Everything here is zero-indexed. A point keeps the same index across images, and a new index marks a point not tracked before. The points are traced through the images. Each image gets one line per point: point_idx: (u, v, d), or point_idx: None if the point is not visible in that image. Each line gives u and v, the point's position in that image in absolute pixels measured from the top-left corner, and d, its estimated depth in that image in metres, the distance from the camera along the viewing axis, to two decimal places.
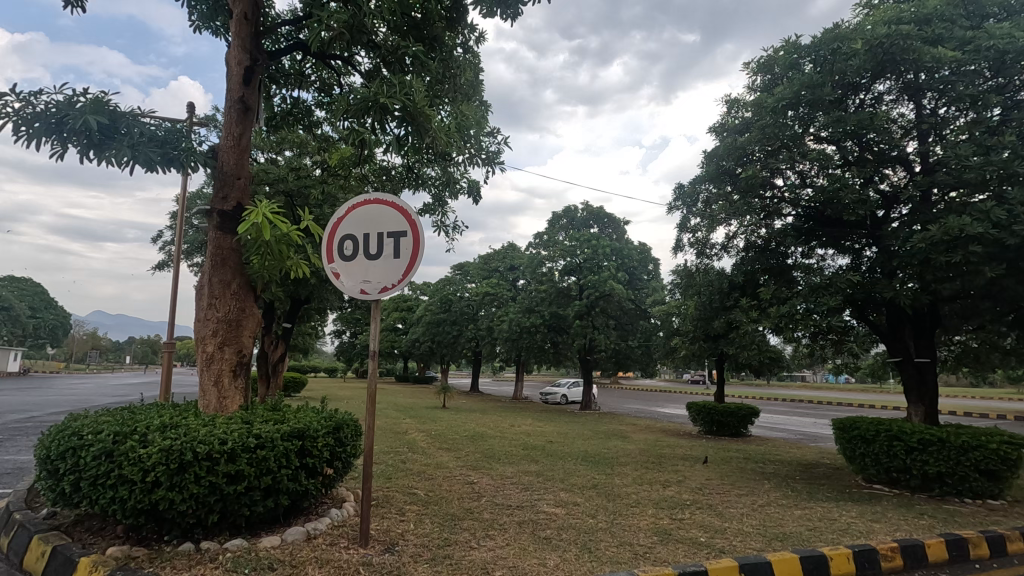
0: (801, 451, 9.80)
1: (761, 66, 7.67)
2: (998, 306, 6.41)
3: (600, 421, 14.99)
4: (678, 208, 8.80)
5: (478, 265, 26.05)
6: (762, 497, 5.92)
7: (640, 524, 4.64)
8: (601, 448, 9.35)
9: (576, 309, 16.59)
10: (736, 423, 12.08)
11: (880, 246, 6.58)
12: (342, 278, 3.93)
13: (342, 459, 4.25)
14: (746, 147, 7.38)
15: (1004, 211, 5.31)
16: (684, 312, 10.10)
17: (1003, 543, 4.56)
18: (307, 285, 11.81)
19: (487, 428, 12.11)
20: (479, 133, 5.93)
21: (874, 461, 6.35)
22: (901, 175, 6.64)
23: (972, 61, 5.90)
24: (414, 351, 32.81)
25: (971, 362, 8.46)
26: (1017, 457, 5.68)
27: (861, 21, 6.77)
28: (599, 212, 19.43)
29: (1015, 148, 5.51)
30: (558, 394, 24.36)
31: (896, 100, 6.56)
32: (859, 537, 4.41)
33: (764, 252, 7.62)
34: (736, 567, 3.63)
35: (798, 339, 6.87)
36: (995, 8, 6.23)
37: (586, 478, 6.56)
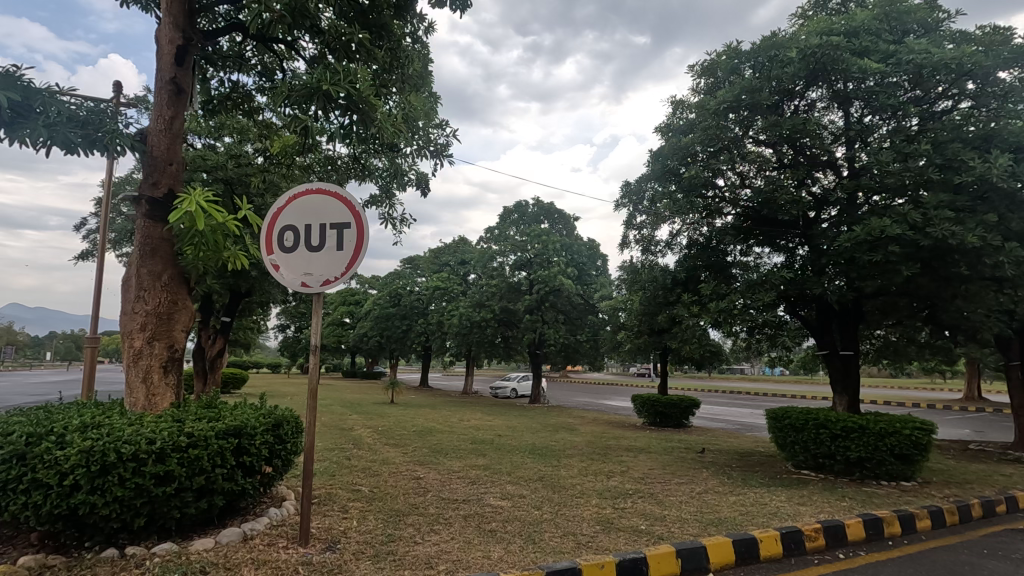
0: (738, 440, 10.27)
1: (704, 70, 7.93)
2: (914, 302, 6.92)
3: (548, 414, 15.18)
4: (625, 205, 9.02)
5: (429, 259, 25.82)
6: (700, 484, 6.17)
7: (584, 514, 4.74)
8: (548, 441, 9.47)
9: (526, 303, 16.72)
10: (678, 414, 12.51)
11: (811, 245, 6.94)
12: (282, 269, 3.78)
13: (282, 456, 4.13)
14: (689, 147, 7.63)
15: (920, 214, 5.71)
16: (630, 307, 10.37)
17: (913, 520, 4.94)
18: (248, 277, 11.36)
19: (436, 423, 12.05)
20: (427, 124, 5.87)
21: (802, 448, 6.74)
22: (830, 178, 7.02)
23: (895, 73, 6.32)
24: (362, 346, 32.16)
25: (890, 354, 9.09)
26: (927, 442, 6.16)
27: (796, 31, 7.12)
28: (550, 208, 19.60)
29: (930, 156, 5.94)
30: (508, 388, 24.52)
31: (827, 107, 6.94)
32: (786, 520, 4.68)
33: (706, 249, 7.92)
34: (672, 553, 3.77)
35: (736, 333, 7.18)
36: (915, 24, 6.68)
37: (533, 470, 6.64)
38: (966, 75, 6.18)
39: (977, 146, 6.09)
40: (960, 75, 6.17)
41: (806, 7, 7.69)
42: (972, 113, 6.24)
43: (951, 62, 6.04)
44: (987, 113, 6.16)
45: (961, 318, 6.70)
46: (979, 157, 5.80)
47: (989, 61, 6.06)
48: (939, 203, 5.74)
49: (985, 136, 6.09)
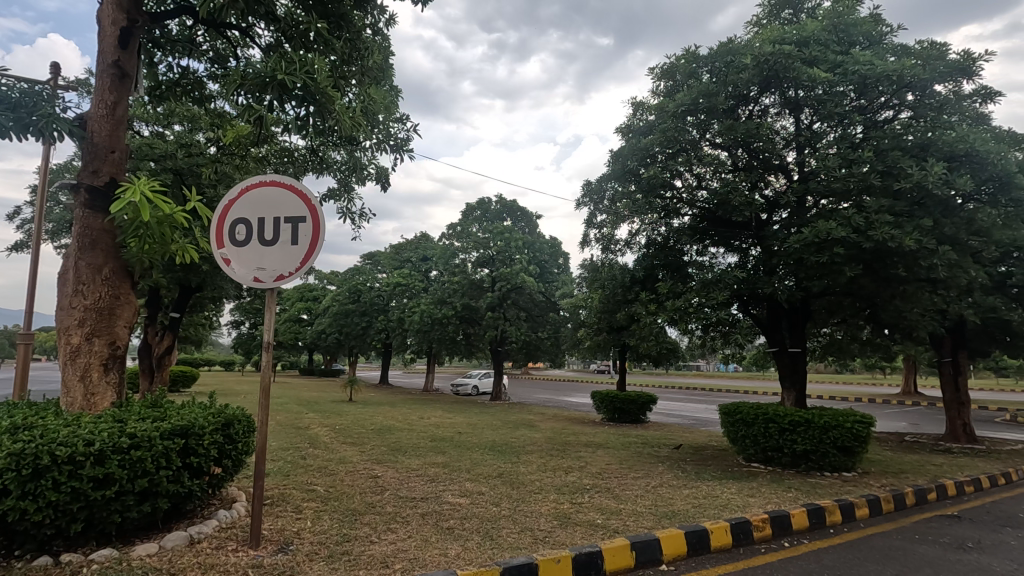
0: (692, 434, 10.56)
1: (664, 73, 8.10)
2: (857, 302, 7.26)
3: (509, 411, 15.24)
4: (586, 203, 9.12)
5: (390, 255, 25.47)
6: (655, 478, 6.32)
7: (542, 510, 4.78)
8: (508, 438, 9.50)
9: (488, 301, 16.71)
10: (636, 410, 12.76)
11: (763, 246, 7.19)
12: (233, 263, 3.64)
13: (232, 456, 4.00)
14: (648, 148, 7.77)
15: (863, 217, 5.99)
16: (590, 305, 10.51)
17: (852, 509, 5.20)
18: (199, 271, 10.94)
19: (395, 421, 11.92)
20: (387, 118, 5.78)
21: (752, 442, 6.99)
22: (781, 181, 7.26)
23: (842, 83, 6.60)
24: (320, 343, 31.48)
25: (834, 352, 9.52)
26: (867, 434, 6.48)
27: (751, 39, 7.34)
28: (512, 205, 19.59)
29: (872, 162, 6.24)
30: (469, 385, 24.48)
31: (779, 113, 7.19)
32: (736, 511, 4.85)
33: (663, 248, 8.09)
34: (627, 545, 3.86)
35: (691, 330, 7.37)
36: (861, 37, 7.00)
37: (492, 467, 6.65)
38: (906, 87, 6.52)
39: (915, 154, 6.43)
40: (900, 87, 6.50)
41: (761, 15, 7.94)
42: (911, 123, 6.58)
43: (893, 74, 6.36)
44: (925, 123, 6.52)
45: (899, 317, 7.07)
46: (917, 165, 6.13)
47: (926, 74, 6.41)
48: (880, 207, 6.04)
49: (922, 145, 6.44)
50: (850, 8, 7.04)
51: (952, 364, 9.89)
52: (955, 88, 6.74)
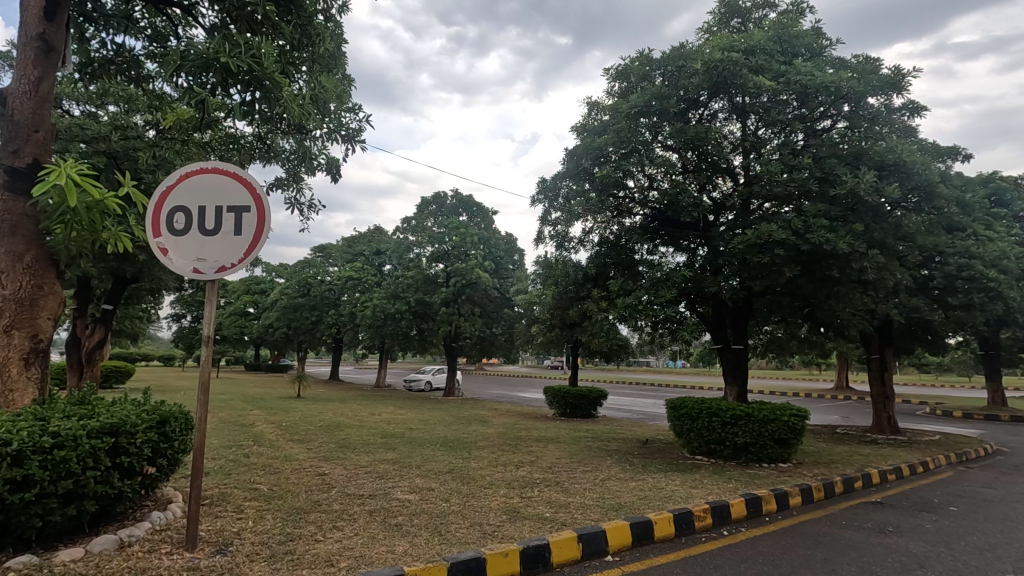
0: (641, 429, 10.84)
1: (619, 74, 8.23)
2: (795, 301, 7.62)
3: (462, 407, 15.20)
4: (541, 201, 9.20)
5: (342, 248, 24.88)
6: (604, 472, 6.46)
7: (491, 504, 4.80)
8: (460, 433, 9.48)
9: (442, 296, 16.58)
10: (587, 405, 12.98)
11: (710, 246, 7.43)
12: (170, 254, 3.45)
13: (168, 455, 3.82)
14: (603, 148, 7.89)
15: (802, 221, 6.29)
16: (544, 301, 10.61)
17: (786, 498, 5.48)
18: (135, 261, 10.36)
19: (345, 417, 11.67)
20: (339, 107, 5.63)
21: (696, 435, 7.25)
22: (728, 184, 7.50)
23: (784, 92, 6.89)
24: (267, 337, 30.43)
25: (774, 349, 9.96)
26: (802, 427, 6.83)
27: (702, 44, 7.55)
28: (468, 200, 19.47)
29: (811, 169, 6.56)
30: (422, 380, 24.27)
31: (727, 118, 7.45)
32: (679, 502, 5.01)
33: (615, 247, 8.24)
34: (574, 538, 3.93)
35: (641, 327, 7.55)
36: (803, 48, 7.33)
37: (443, 463, 6.62)
38: (843, 98, 6.88)
39: (849, 162, 6.81)
40: (838, 98, 6.86)
41: (711, 22, 8.19)
42: (847, 132, 6.95)
43: (831, 85, 6.69)
44: (859, 133, 6.90)
45: (833, 316, 7.47)
46: (851, 172, 6.49)
47: (861, 86, 6.78)
48: (817, 212, 6.35)
49: (856, 154, 6.82)
50: (794, 20, 7.36)
51: (880, 361, 10.53)
52: (886, 101, 7.16)
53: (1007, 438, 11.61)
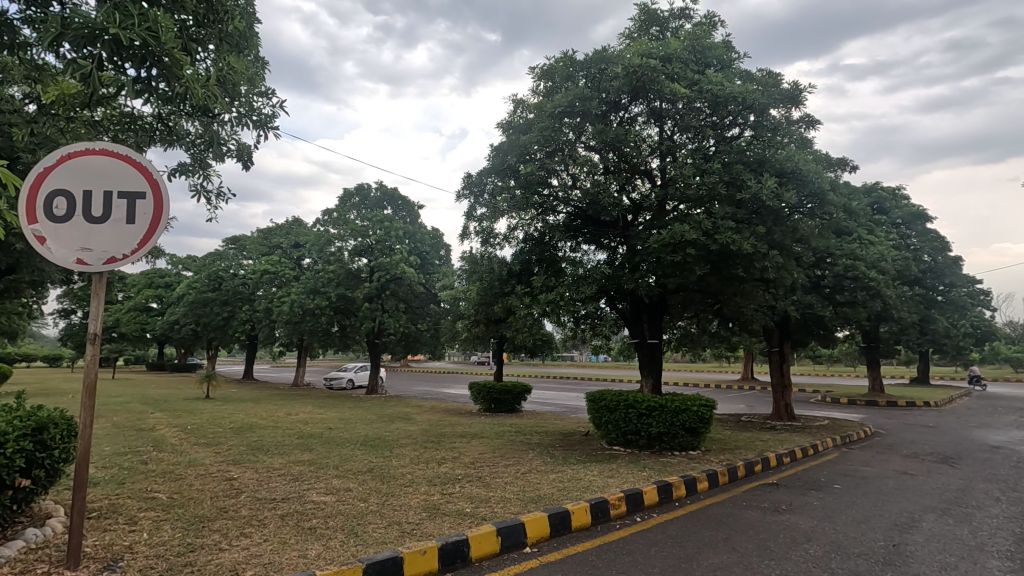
0: (563, 422, 11.10)
1: (543, 73, 8.35)
2: (706, 298, 8.09)
3: (386, 405, 14.90)
4: (466, 196, 9.18)
5: (257, 239, 23.55)
6: (525, 465, 6.57)
7: (411, 502, 4.74)
8: (382, 431, 9.29)
9: (365, 291, 16.10)
10: (511, 400, 13.11)
11: (628, 245, 7.72)
12: (48, 242, 3.08)
13: (47, 465, 3.46)
14: (528, 146, 7.99)
15: (711, 222, 6.67)
16: (469, 297, 10.62)
17: (694, 484, 5.82)
18: (10, 250, 9.24)
19: (258, 418, 11.07)
20: (250, 91, 5.30)
21: (614, 427, 7.53)
22: (646, 185, 7.82)
23: (698, 100, 7.27)
24: (172, 335, 28.27)
25: (687, 343, 10.52)
26: (709, 416, 7.28)
27: (623, 49, 7.79)
28: (394, 193, 18.92)
29: (720, 173, 6.97)
30: (344, 378, 23.52)
31: (646, 122, 7.76)
32: (596, 491, 5.19)
33: (539, 244, 8.38)
34: (493, 532, 3.96)
35: (563, 323, 7.73)
36: (714, 59, 7.78)
37: (362, 463, 6.45)
38: (749, 108, 7.37)
39: (753, 168, 7.32)
40: (744, 108, 7.34)
41: (632, 28, 8.49)
42: (753, 141, 7.46)
43: (738, 96, 7.15)
44: (763, 142, 7.42)
45: (739, 312, 7.99)
46: (755, 178, 6.97)
47: (765, 98, 7.29)
48: (725, 214, 6.77)
49: (760, 161, 7.34)
50: (707, 32, 7.78)
51: (779, 354, 11.40)
52: (786, 113, 7.76)
53: (883, 421, 12.98)
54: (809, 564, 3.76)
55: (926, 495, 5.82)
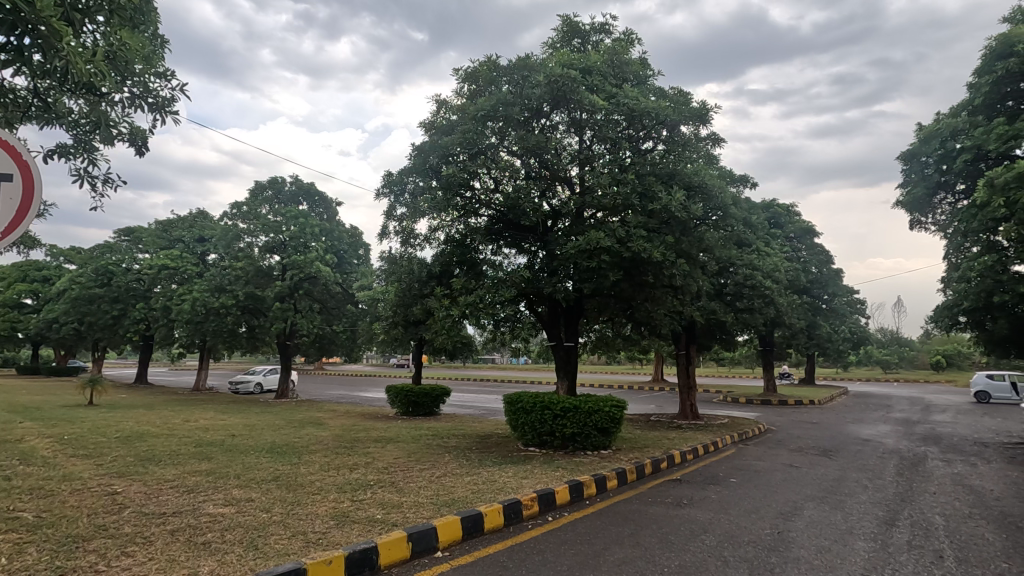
0: (481, 424, 11.10)
1: (468, 76, 8.37)
2: (619, 303, 8.42)
3: (297, 409, 14.21)
4: (386, 195, 8.99)
5: (155, 232, 21.68)
6: (441, 469, 6.50)
7: (318, 511, 4.55)
8: (290, 438, 8.83)
9: (276, 290, 15.26)
10: (429, 402, 12.96)
11: (547, 249, 7.87)
12: None
13: None
14: (450, 147, 7.97)
15: (624, 231, 6.95)
16: (387, 298, 10.40)
17: (604, 482, 6.04)
18: None
19: (150, 426, 10.15)
20: (146, 70, 4.87)
21: (530, 428, 7.64)
22: (565, 192, 8.01)
23: (615, 112, 7.56)
24: (51, 336, 25.34)
25: (602, 346, 10.88)
26: (620, 417, 7.59)
27: (546, 58, 7.95)
28: (310, 188, 17.69)
29: (634, 183, 7.28)
30: (252, 382, 22.13)
31: (567, 131, 7.96)
32: (509, 493, 5.23)
33: (460, 246, 8.37)
34: (404, 538, 3.88)
35: (483, 325, 7.74)
36: (630, 75, 8.16)
37: (267, 471, 6.09)
38: (661, 123, 7.79)
39: (664, 180, 7.74)
40: (658, 122, 7.75)
41: (555, 38, 8.70)
42: (664, 155, 7.87)
43: (652, 111, 7.54)
44: (674, 156, 7.86)
45: (650, 317, 8.37)
46: (665, 191, 7.36)
47: (676, 115, 7.74)
48: (637, 223, 7.08)
49: (670, 174, 7.77)
50: (625, 48, 8.14)
51: (686, 356, 12.11)
52: (695, 130, 8.27)
53: (775, 419, 14.11)
54: (705, 554, 4.01)
55: (807, 485, 6.41)
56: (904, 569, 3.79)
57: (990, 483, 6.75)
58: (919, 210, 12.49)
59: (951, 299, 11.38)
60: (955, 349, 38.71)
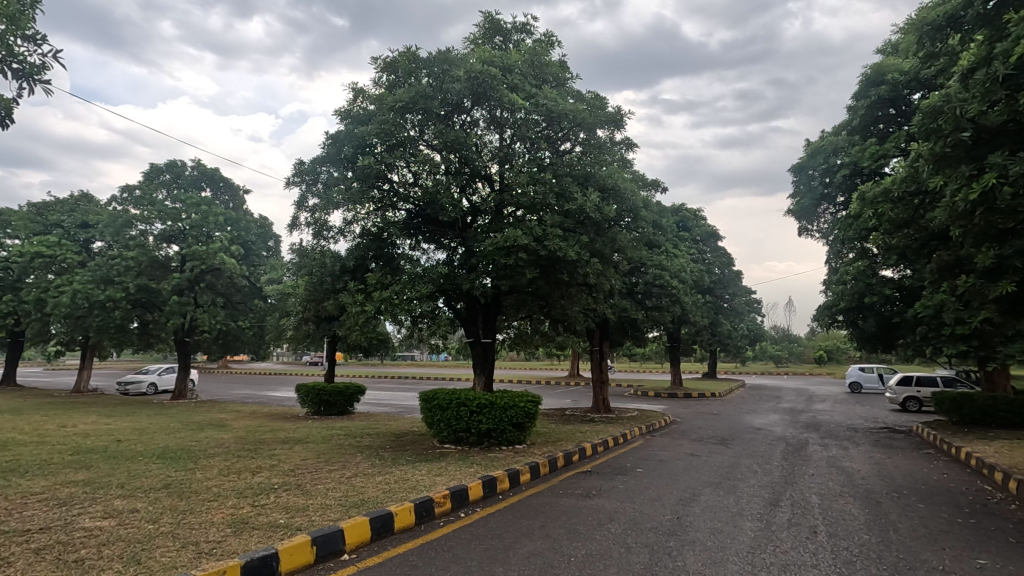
0: (396, 422, 10.88)
1: (387, 66, 8.16)
2: (536, 300, 8.56)
3: (195, 411, 13.20)
4: (297, 184, 8.58)
5: (27, 215, 19.30)
6: (351, 469, 6.30)
7: (213, 518, 4.25)
8: (186, 442, 8.20)
9: (173, 283, 14.06)
10: (342, 402, 12.53)
11: (465, 246, 7.83)
12: None
13: None
14: (366, 138, 7.73)
15: (541, 229, 7.07)
16: (298, 293, 9.92)
17: (518, 476, 6.13)
18: None
19: (17, 433, 9.03)
20: (10, 31, 4.32)
21: (446, 425, 7.59)
22: (485, 189, 8.00)
23: (534, 112, 7.68)
24: None
25: (520, 343, 11.02)
26: (535, 412, 7.74)
27: (467, 53, 7.90)
28: (214, 172, 16.34)
29: (551, 183, 7.42)
30: (144, 383, 20.31)
31: (487, 128, 7.96)
32: (422, 491, 5.17)
33: (377, 240, 8.13)
34: (308, 542, 3.72)
35: (399, 321, 7.58)
36: (549, 76, 8.31)
37: (157, 479, 5.61)
38: (579, 126, 8.01)
39: (580, 181, 7.97)
40: (575, 125, 7.96)
41: (477, 34, 8.68)
42: (581, 156, 8.10)
43: (569, 114, 7.74)
44: (590, 158, 8.11)
45: (565, 314, 8.56)
46: (581, 192, 7.57)
47: (592, 119, 7.99)
48: (553, 222, 7.22)
49: (586, 176, 8.01)
50: (545, 49, 8.28)
51: (600, 352, 12.55)
52: (610, 134, 8.57)
53: (679, 411, 15.00)
54: (609, 542, 4.16)
55: (705, 472, 6.86)
56: (783, 545, 4.15)
57: (858, 464, 7.56)
58: (806, 219, 13.72)
59: (831, 300, 12.57)
60: (835, 345, 43.03)
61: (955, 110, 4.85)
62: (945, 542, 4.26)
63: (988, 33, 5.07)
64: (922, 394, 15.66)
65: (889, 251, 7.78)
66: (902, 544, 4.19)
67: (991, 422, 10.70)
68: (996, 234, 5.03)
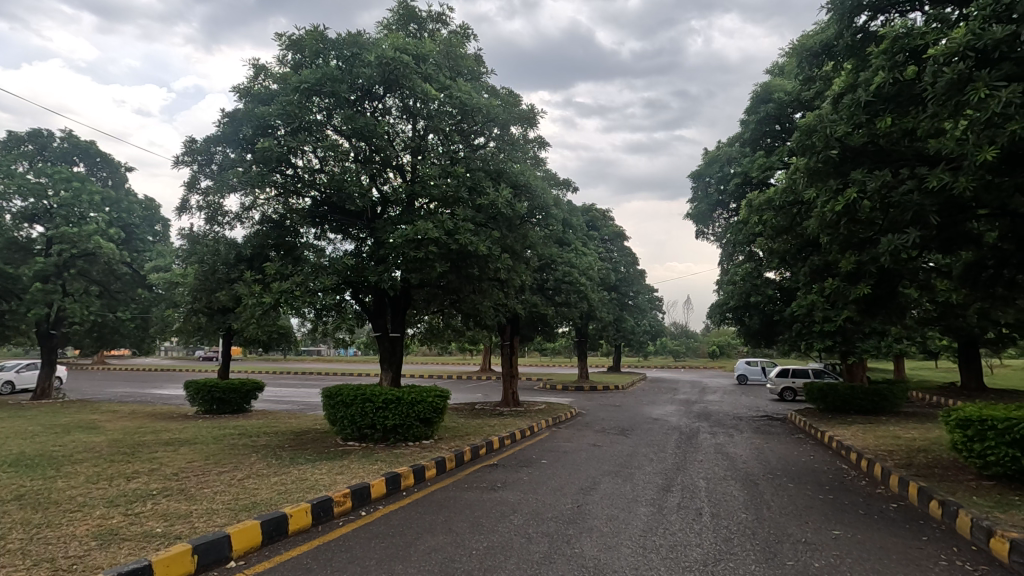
0: (297, 420, 10.36)
1: (292, 44, 7.71)
2: (447, 294, 8.49)
3: (62, 412, 11.77)
4: (187, 164, 7.89)
5: None
6: (243, 470, 5.92)
7: (75, 532, 3.81)
8: (47, 446, 7.28)
9: (35, 268, 12.40)
10: (237, 399, 11.71)
11: (374, 237, 7.58)
12: None
13: None
14: (268, 119, 7.27)
15: (452, 223, 7.00)
16: (187, 281, 9.12)
17: (423, 472, 6.06)
18: None
19: None
20: None
21: (349, 422, 7.34)
22: (397, 180, 7.79)
23: (447, 104, 7.57)
24: None
25: (430, 337, 10.90)
26: (443, 406, 7.70)
27: (379, 38, 7.64)
28: (89, 145, 14.55)
29: (463, 177, 7.38)
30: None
31: (400, 117, 7.74)
32: (320, 490, 4.96)
33: (279, 227, 7.68)
34: (187, 551, 3.44)
35: (302, 313, 7.21)
36: (463, 69, 8.23)
37: (7, 490, 4.93)
38: (492, 121, 8.03)
39: (493, 177, 7.99)
40: (488, 120, 7.97)
41: (390, 20, 8.43)
42: (495, 152, 8.14)
43: (483, 108, 7.73)
44: (503, 155, 8.17)
45: (474, 309, 8.56)
46: (493, 188, 7.59)
47: (505, 115, 8.06)
48: (465, 217, 7.18)
49: (499, 172, 8.05)
50: (460, 42, 8.20)
51: (510, 347, 12.72)
52: (523, 132, 8.68)
53: (585, 403, 15.55)
54: (511, 533, 4.23)
55: (606, 461, 7.16)
56: (672, 527, 4.43)
57: (740, 449, 8.27)
58: (702, 223, 14.72)
59: (722, 299, 13.58)
60: (726, 340, 46.64)
61: (826, 130, 5.37)
62: (808, 516, 4.75)
63: (854, 63, 5.67)
64: (796, 385, 17.38)
65: (770, 255, 8.52)
66: (773, 520, 4.62)
67: (850, 409, 12.09)
68: (857, 243, 5.63)
